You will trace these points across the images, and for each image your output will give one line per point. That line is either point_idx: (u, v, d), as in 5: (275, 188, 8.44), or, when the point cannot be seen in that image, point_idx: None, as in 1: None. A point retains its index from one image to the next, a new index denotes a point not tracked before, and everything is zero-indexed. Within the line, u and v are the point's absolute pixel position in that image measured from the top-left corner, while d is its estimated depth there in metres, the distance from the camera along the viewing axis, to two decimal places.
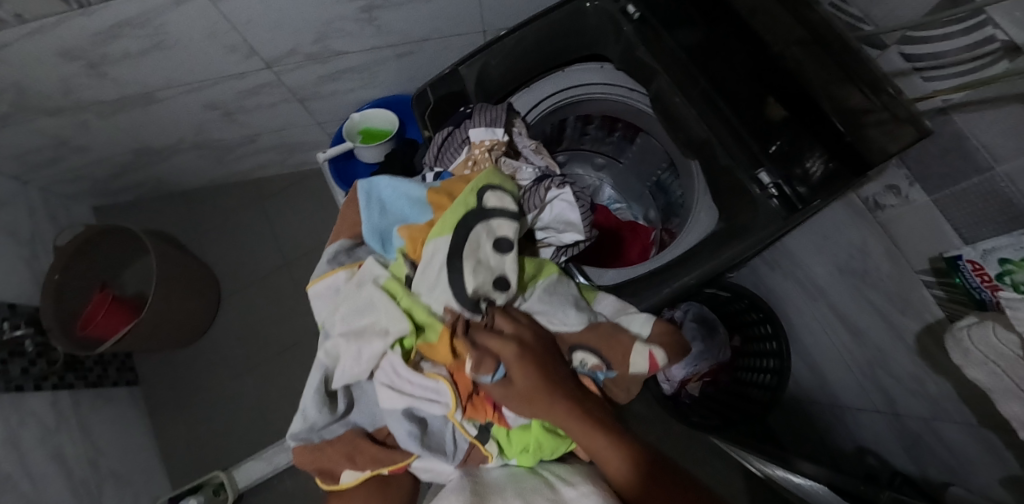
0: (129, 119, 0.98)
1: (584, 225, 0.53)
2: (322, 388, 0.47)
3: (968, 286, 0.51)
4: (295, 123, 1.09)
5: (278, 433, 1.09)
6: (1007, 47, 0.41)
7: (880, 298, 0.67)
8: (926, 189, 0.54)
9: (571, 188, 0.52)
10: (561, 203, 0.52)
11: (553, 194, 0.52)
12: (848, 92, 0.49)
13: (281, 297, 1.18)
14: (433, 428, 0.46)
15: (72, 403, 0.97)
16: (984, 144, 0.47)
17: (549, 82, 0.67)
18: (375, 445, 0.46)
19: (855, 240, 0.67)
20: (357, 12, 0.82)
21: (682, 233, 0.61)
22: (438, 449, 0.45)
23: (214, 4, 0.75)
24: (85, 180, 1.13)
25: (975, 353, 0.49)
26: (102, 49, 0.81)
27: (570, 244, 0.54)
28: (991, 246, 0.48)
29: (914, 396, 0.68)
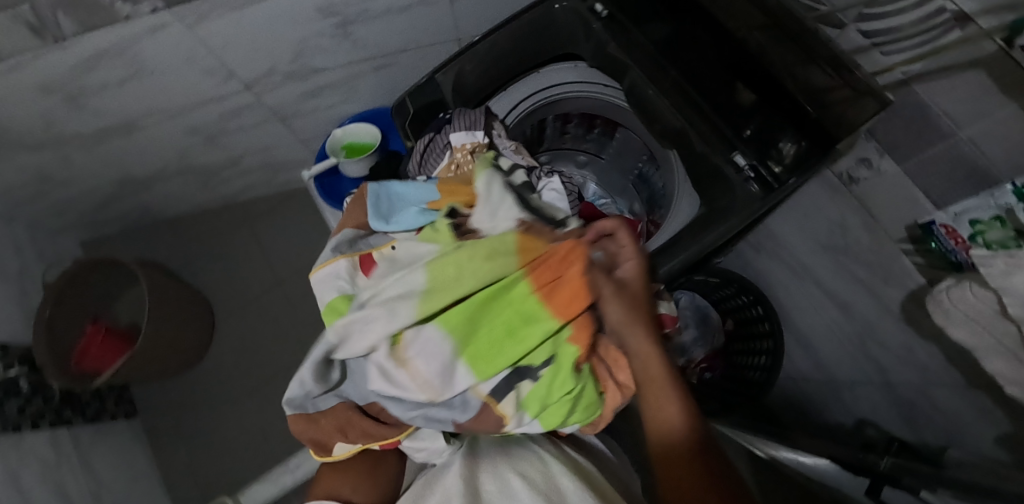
0: (112, 150, 0.99)
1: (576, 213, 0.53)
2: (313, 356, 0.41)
3: (942, 249, 0.52)
4: (279, 143, 1.10)
5: (282, 452, 1.09)
6: (958, 18, 0.42)
7: (863, 270, 0.69)
8: (895, 159, 0.56)
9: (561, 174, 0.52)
10: (552, 190, 0.52)
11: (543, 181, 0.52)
12: (811, 71, 0.54)
13: (276, 317, 1.18)
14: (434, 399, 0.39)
15: (72, 438, 0.97)
16: (945, 111, 0.49)
17: (525, 84, 0.70)
18: (367, 419, 0.44)
19: (835, 216, 0.69)
20: (331, 28, 0.83)
21: (665, 221, 0.62)
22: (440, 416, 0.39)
23: (189, 29, 0.76)
24: (71, 215, 1.13)
25: (956, 312, 0.50)
26: (81, 81, 0.81)
27: None
28: (961, 209, 0.49)
29: (905, 363, 0.70)
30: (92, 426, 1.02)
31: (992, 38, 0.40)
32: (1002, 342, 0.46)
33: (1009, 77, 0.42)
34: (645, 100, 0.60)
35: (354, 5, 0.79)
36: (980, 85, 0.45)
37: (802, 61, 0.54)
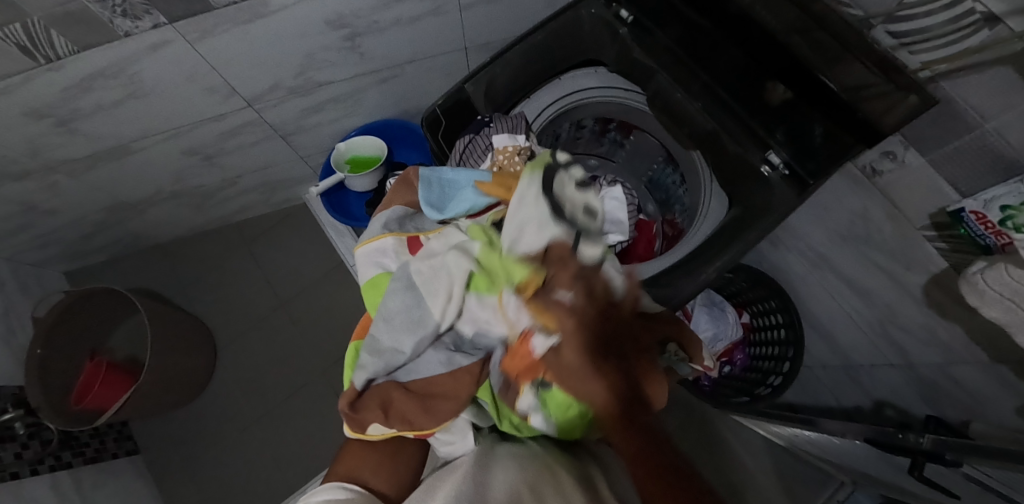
0: (103, 175, 0.93)
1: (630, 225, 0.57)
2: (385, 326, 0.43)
3: (973, 234, 0.56)
4: (278, 161, 1.06)
5: (298, 479, 1.05)
6: (986, 19, 0.45)
7: (884, 258, 0.72)
8: (921, 151, 0.58)
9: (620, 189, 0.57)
10: (611, 202, 0.56)
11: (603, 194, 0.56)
12: (848, 68, 0.52)
13: (282, 339, 1.14)
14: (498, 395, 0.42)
15: (73, 483, 0.91)
16: (972, 104, 0.51)
17: (548, 91, 0.69)
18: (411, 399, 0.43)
19: (855, 207, 0.71)
20: (339, 41, 0.81)
21: (696, 223, 0.65)
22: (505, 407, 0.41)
23: (193, 45, 0.73)
24: (56, 245, 1.06)
25: (990, 292, 0.52)
26: (74, 104, 0.77)
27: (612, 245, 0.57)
28: (991, 196, 0.52)
29: (927, 345, 0.73)
30: (93, 468, 0.96)
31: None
32: None
33: None
34: (674, 104, 0.63)
35: (365, 17, 0.77)
36: (1009, 79, 0.47)
37: (838, 57, 0.52)
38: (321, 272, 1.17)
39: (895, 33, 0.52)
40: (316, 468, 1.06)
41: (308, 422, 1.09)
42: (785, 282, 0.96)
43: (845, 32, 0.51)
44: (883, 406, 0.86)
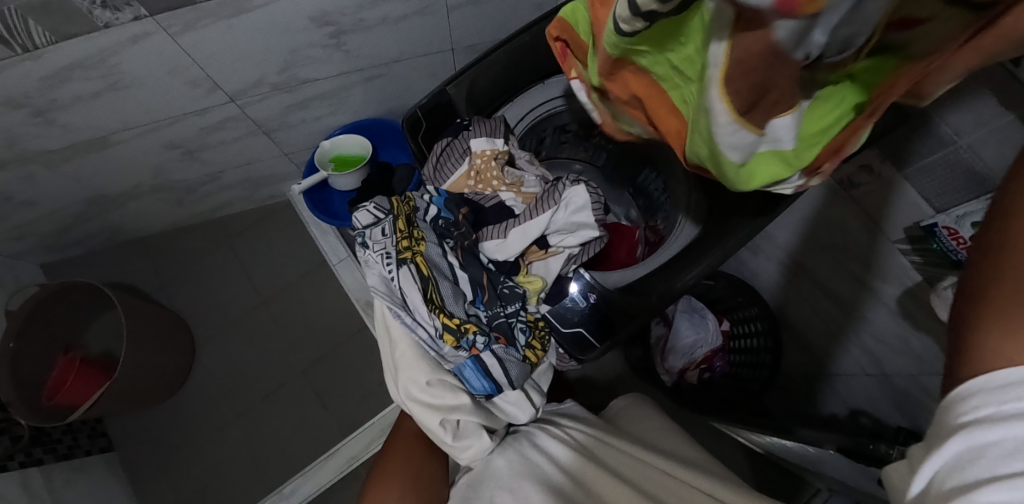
0: (81, 167, 0.92)
1: (596, 224, 0.56)
2: (415, 361, 0.57)
3: (944, 248, 0.57)
4: (262, 157, 1.05)
5: (275, 478, 1.04)
6: None
7: (859, 269, 0.72)
8: (896, 165, 0.59)
9: (585, 186, 0.56)
10: (576, 204, 0.56)
11: (567, 194, 0.56)
12: None
13: (262, 337, 1.13)
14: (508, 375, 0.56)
15: (44, 479, 0.89)
16: (946, 120, 0.52)
17: (536, 93, 0.67)
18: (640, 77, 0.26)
19: (833, 219, 0.72)
20: (324, 38, 0.80)
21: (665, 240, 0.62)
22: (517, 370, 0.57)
23: (174, 39, 0.72)
24: (33, 237, 1.04)
25: None
26: (51, 94, 0.75)
27: (581, 248, 0.58)
28: (963, 212, 0.54)
29: (900, 355, 0.74)
30: (64, 464, 0.94)
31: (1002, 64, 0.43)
32: None
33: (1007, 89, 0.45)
34: None
35: (351, 15, 0.77)
36: (982, 97, 0.48)
37: None
38: (304, 270, 1.16)
39: None
40: (294, 468, 1.05)
41: (287, 421, 1.08)
42: (765, 290, 0.96)
43: None
44: (858, 415, 0.87)
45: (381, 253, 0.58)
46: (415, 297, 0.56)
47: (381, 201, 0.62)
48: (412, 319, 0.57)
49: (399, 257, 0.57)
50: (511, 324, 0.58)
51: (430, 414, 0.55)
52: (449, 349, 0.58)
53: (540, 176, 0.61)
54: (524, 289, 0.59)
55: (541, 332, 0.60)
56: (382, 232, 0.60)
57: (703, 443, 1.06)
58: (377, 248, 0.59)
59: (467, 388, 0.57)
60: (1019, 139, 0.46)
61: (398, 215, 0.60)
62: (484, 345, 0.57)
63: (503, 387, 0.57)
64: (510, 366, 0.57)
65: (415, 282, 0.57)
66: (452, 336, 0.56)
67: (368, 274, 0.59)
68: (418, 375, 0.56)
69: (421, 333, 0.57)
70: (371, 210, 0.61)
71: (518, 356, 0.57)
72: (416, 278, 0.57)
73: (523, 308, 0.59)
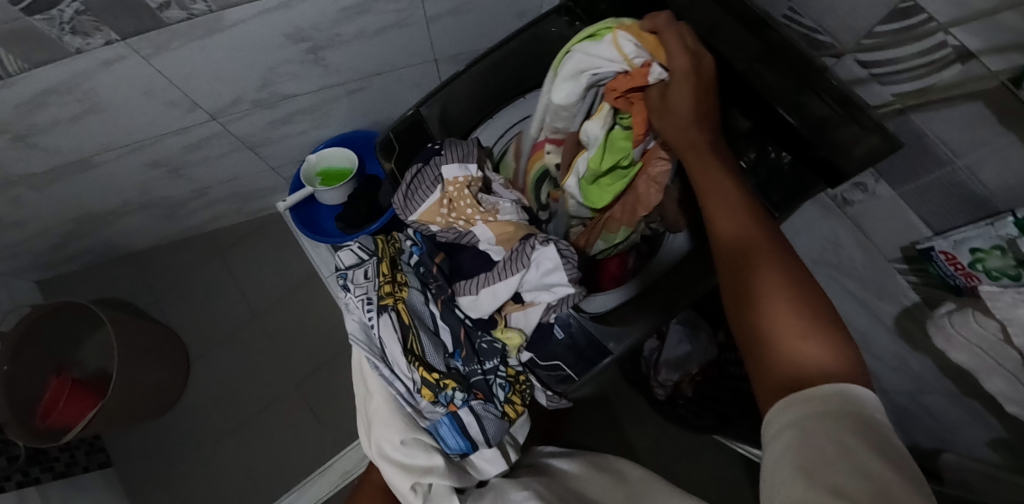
0: (66, 188, 0.92)
1: (572, 281, 0.52)
2: (387, 413, 0.55)
3: (943, 273, 0.53)
4: (248, 172, 1.04)
5: (270, 492, 1.04)
6: (960, 54, 0.42)
7: (856, 287, 0.69)
8: (891, 184, 0.56)
9: (556, 243, 0.51)
10: (547, 261, 0.51)
11: (538, 251, 0.52)
12: (809, 99, 0.48)
13: (255, 351, 1.13)
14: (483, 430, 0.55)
15: (42, 498, 0.90)
16: (943, 140, 0.49)
17: (506, 113, 0.65)
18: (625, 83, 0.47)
19: (827, 234, 0.69)
20: (302, 54, 0.78)
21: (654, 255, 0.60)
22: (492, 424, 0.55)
23: (148, 61, 0.71)
24: (25, 256, 1.05)
25: (958, 337, 0.50)
26: (28, 120, 0.75)
27: (560, 301, 0.53)
28: (961, 236, 0.50)
29: (900, 374, 0.71)
30: (62, 482, 0.95)
31: (997, 78, 0.40)
32: (1006, 366, 0.47)
33: (1007, 109, 0.42)
34: None
35: (326, 30, 0.74)
36: (981, 117, 0.44)
37: (796, 87, 0.49)
38: (296, 283, 1.15)
39: (865, 63, 0.50)
40: (289, 483, 1.05)
41: (281, 436, 1.08)
42: None
43: (802, 63, 0.49)
44: None
45: (362, 299, 0.58)
46: (393, 348, 0.55)
47: (367, 242, 0.65)
48: (390, 372, 0.56)
49: (380, 304, 0.57)
50: (490, 379, 0.56)
51: (400, 476, 0.52)
52: (426, 403, 0.56)
53: (516, 201, 0.58)
54: (503, 344, 0.57)
55: (520, 386, 0.58)
56: (366, 275, 0.61)
57: (701, 454, 1.05)
58: (359, 293, 0.59)
59: (441, 447, 0.55)
60: (1019, 163, 0.43)
61: (383, 258, 0.61)
62: (462, 402, 0.55)
63: (479, 445, 0.56)
64: (488, 424, 0.55)
65: (395, 332, 0.56)
66: (430, 390, 0.55)
67: (348, 320, 0.59)
68: (392, 434, 0.53)
69: (398, 387, 0.56)
70: (355, 251, 0.64)
71: (496, 412, 0.56)
72: (396, 327, 0.56)
73: (504, 363, 0.57)
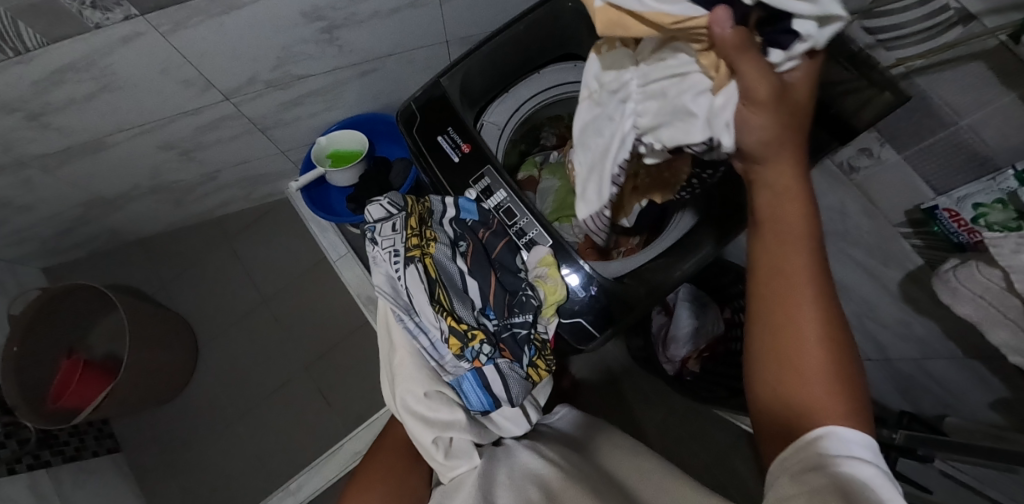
0: (77, 170, 0.92)
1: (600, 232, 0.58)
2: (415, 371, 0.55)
3: (946, 231, 0.56)
4: (257, 155, 1.05)
5: (281, 475, 1.05)
6: (961, 17, 0.44)
7: (861, 254, 0.72)
8: (896, 148, 0.58)
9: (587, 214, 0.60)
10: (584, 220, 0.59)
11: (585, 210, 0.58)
12: (828, 67, 0.53)
13: (265, 336, 1.13)
14: (507, 383, 0.56)
15: (52, 482, 0.90)
16: (947, 101, 0.51)
17: (525, 86, 0.68)
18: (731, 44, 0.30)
19: (835, 203, 0.71)
20: (316, 33, 0.80)
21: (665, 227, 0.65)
22: (514, 376, 0.57)
23: (166, 38, 0.72)
24: (33, 241, 1.04)
25: (963, 290, 0.53)
26: (44, 98, 0.75)
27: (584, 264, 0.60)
28: (964, 193, 0.52)
29: (905, 340, 0.74)
30: (72, 466, 0.95)
31: (997, 35, 0.42)
32: (1009, 315, 0.49)
33: (1007, 66, 0.44)
34: None
35: (342, 9, 0.76)
36: (981, 76, 0.47)
37: (815, 58, 0.53)
38: (305, 267, 1.16)
39: (871, 30, 0.52)
40: (299, 466, 1.05)
41: (291, 419, 1.08)
42: None
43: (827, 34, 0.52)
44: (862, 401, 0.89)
45: (390, 252, 0.60)
46: (421, 297, 0.57)
47: (396, 198, 0.66)
48: (415, 325, 0.57)
49: (407, 256, 0.60)
50: (518, 337, 0.59)
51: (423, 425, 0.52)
52: (451, 359, 0.58)
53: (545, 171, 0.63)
54: (536, 299, 0.59)
55: (546, 352, 0.60)
56: (393, 229, 0.63)
57: (708, 431, 1.07)
58: (386, 246, 0.61)
59: (463, 403, 0.56)
60: (1021, 118, 0.45)
61: (411, 215, 0.64)
62: (488, 358, 0.57)
63: (501, 402, 0.56)
64: (512, 382, 0.57)
65: (421, 282, 0.58)
66: (457, 340, 0.57)
67: (381, 269, 0.61)
68: (415, 386, 0.54)
69: (423, 340, 0.57)
70: (385, 206, 0.65)
71: (520, 373, 0.58)
72: (422, 279, 0.59)
73: (534, 322, 0.60)
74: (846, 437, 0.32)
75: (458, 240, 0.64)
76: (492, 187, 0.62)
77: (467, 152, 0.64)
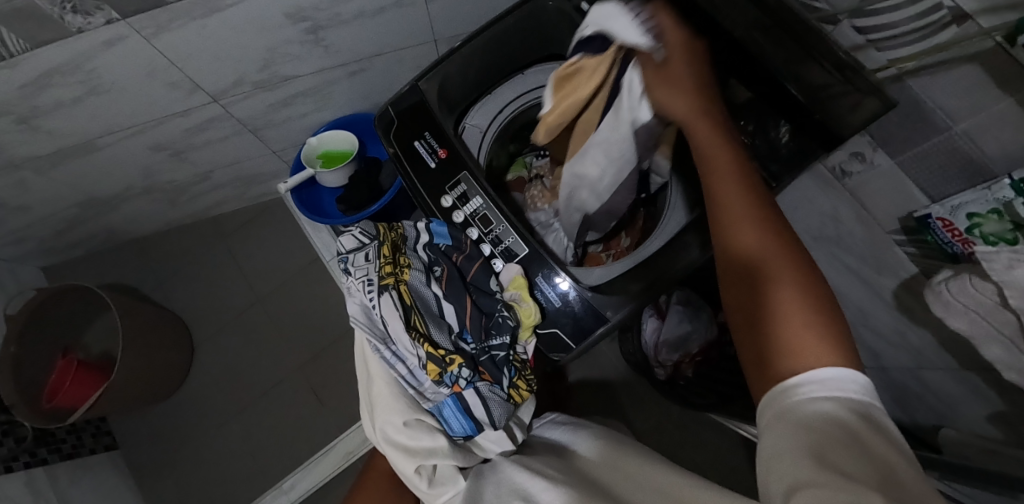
0: (70, 172, 0.92)
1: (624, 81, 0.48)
2: (395, 400, 0.55)
3: (940, 241, 0.53)
4: (249, 156, 1.05)
5: (274, 474, 1.06)
6: (955, 16, 0.42)
7: (854, 260, 0.69)
8: (889, 153, 0.56)
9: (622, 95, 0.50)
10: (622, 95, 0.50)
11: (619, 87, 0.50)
12: (811, 69, 0.50)
13: (260, 336, 1.14)
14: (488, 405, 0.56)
15: (50, 479, 0.91)
16: (941, 106, 0.48)
17: (509, 88, 0.67)
18: None
19: (828, 209, 0.69)
20: (301, 34, 0.79)
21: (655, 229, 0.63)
22: (495, 397, 0.57)
23: (149, 41, 0.71)
24: (30, 241, 1.06)
25: (954, 304, 0.51)
26: (31, 101, 0.75)
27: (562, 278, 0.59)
28: (958, 202, 0.50)
29: (900, 350, 0.72)
30: (70, 463, 0.97)
31: (992, 37, 0.40)
32: (1001, 331, 0.47)
33: (1003, 70, 0.41)
34: None
35: (326, 10, 0.75)
36: (976, 80, 0.44)
37: (800, 57, 0.51)
38: (298, 267, 1.16)
39: (862, 29, 0.50)
40: (291, 466, 1.06)
41: (285, 419, 1.09)
42: None
43: (806, 32, 0.50)
44: None
45: (364, 281, 0.60)
46: (396, 326, 0.57)
47: (368, 227, 0.66)
48: (392, 354, 0.56)
49: (380, 285, 0.59)
50: (497, 360, 0.58)
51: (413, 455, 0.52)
52: (430, 385, 0.57)
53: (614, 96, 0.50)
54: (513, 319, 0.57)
55: (525, 372, 0.60)
56: (367, 258, 0.62)
57: (702, 435, 1.06)
58: (359, 276, 0.61)
59: (445, 429, 0.55)
60: (1017, 125, 0.43)
61: (384, 242, 0.63)
62: (467, 382, 0.56)
63: (483, 427, 0.55)
64: (492, 405, 0.56)
65: (396, 310, 0.58)
66: (436, 367, 0.55)
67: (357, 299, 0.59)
68: (394, 417, 0.54)
69: (401, 369, 0.56)
70: (357, 236, 0.65)
71: (502, 395, 0.57)
72: (396, 306, 0.58)
73: (512, 344, 0.58)
74: (827, 377, 0.34)
75: (433, 265, 0.62)
76: (468, 194, 0.62)
77: (443, 158, 0.63)
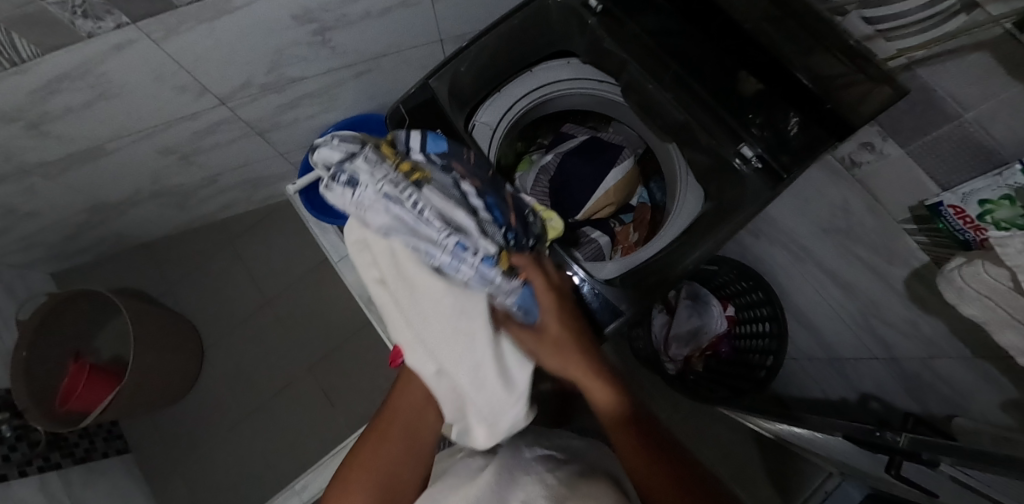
0: (79, 177, 0.93)
1: None
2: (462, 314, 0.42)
3: (951, 228, 0.54)
4: (256, 158, 1.06)
5: (287, 475, 1.06)
6: (965, 4, 0.41)
7: (864, 251, 0.70)
8: (899, 142, 0.56)
9: None
10: None
11: None
12: (825, 60, 0.51)
13: (269, 337, 1.14)
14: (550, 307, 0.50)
15: (63, 483, 0.91)
16: (951, 94, 0.49)
17: (519, 84, 0.68)
18: None
19: (837, 200, 0.69)
20: (309, 36, 0.79)
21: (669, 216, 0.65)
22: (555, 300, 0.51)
23: (158, 44, 0.72)
24: (39, 247, 1.06)
25: (968, 290, 0.51)
26: (41, 107, 0.75)
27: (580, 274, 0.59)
28: (969, 190, 0.50)
29: (912, 339, 0.72)
30: (82, 467, 0.97)
31: (1002, 23, 0.40)
32: (1016, 317, 0.48)
33: (1015, 56, 0.42)
34: (646, 96, 0.62)
35: (333, 11, 0.75)
36: (987, 68, 0.44)
37: (812, 49, 0.52)
38: (306, 269, 1.17)
39: (870, 20, 0.49)
40: (303, 467, 1.06)
41: (295, 420, 1.09)
42: (769, 273, 0.95)
43: (816, 23, 0.51)
44: (869, 400, 0.88)
45: (387, 182, 0.43)
46: (454, 213, 0.45)
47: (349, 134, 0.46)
48: (451, 257, 0.42)
49: (410, 180, 0.44)
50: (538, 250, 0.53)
51: (491, 393, 0.44)
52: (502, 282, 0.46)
53: None
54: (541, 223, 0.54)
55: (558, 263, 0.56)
56: (370, 161, 0.43)
57: None
58: (376, 179, 0.43)
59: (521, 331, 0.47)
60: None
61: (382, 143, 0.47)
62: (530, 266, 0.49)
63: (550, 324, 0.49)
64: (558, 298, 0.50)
65: (442, 200, 0.45)
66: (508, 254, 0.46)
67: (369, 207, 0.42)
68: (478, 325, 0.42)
69: (466, 272, 0.43)
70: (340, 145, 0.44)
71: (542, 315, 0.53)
72: (444, 197, 0.45)
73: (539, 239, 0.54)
74: None
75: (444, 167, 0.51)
76: None
77: None
